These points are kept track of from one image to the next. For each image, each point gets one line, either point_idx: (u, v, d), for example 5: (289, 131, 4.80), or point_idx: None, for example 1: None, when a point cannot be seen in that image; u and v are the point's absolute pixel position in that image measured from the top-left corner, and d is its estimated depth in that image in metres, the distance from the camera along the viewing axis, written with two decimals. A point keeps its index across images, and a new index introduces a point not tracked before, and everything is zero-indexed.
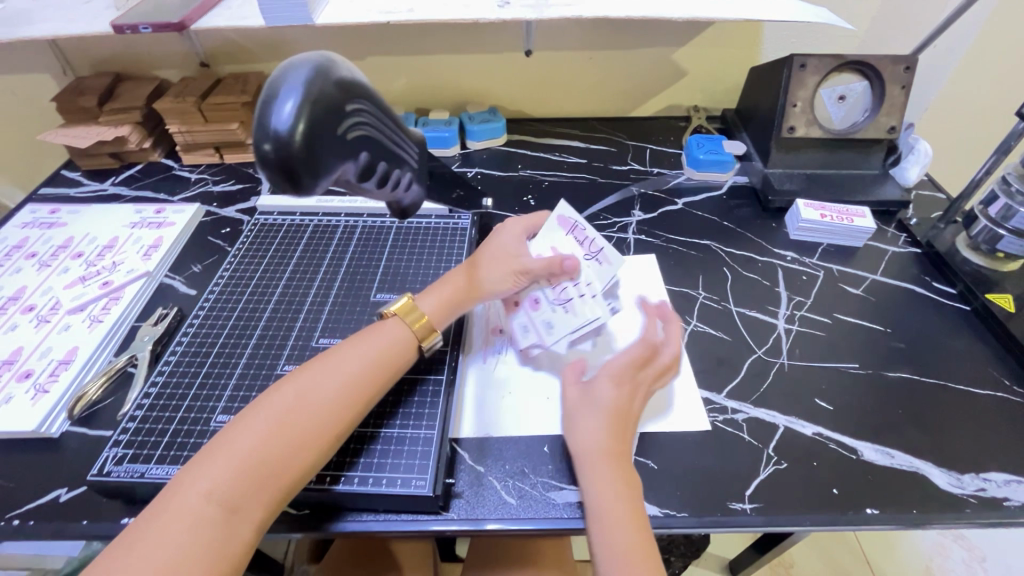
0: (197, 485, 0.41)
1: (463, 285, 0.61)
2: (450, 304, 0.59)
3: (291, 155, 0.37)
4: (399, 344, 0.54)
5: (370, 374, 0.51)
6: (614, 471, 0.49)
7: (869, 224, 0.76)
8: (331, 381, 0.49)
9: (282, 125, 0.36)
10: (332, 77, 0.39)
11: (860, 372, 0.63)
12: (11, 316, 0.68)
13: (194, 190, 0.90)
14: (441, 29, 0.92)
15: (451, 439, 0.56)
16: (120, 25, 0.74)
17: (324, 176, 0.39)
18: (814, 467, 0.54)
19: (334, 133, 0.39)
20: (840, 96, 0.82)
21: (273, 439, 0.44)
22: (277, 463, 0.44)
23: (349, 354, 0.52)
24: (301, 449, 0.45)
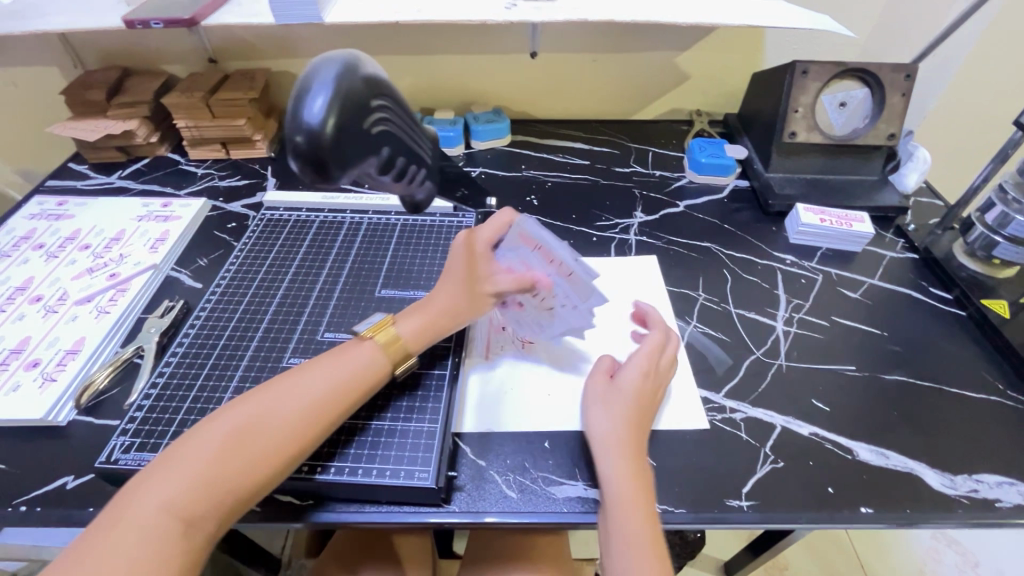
0: (147, 498, 0.40)
1: (444, 309, 0.57)
2: (432, 325, 0.57)
3: (320, 146, 0.41)
4: (372, 367, 0.52)
5: (337, 395, 0.49)
6: (627, 456, 0.50)
7: (867, 229, 0.77)
8: (296, 400, 0.47)
9: (314, 121, 0.40)
10: (359, 74, 0.42)
11: (856, 374, 0.64)
12: (19, 306, 0.69)
13: (200, 185, 0.90)
14: (448, 30, 0.93)
15: (453, 433, 0.57)
16: (132, 20, 0.75)
17: (350, 166, 0.43)
18: (810, 466, 0.55)
19: (360, 127, 0.43)
20: (841, 103, 0.83)
21: (231, 456, 0.43)
22: (232, 481, 0.43)
23: (318, 372, 0.50)
24: (258, 467, 0.44)
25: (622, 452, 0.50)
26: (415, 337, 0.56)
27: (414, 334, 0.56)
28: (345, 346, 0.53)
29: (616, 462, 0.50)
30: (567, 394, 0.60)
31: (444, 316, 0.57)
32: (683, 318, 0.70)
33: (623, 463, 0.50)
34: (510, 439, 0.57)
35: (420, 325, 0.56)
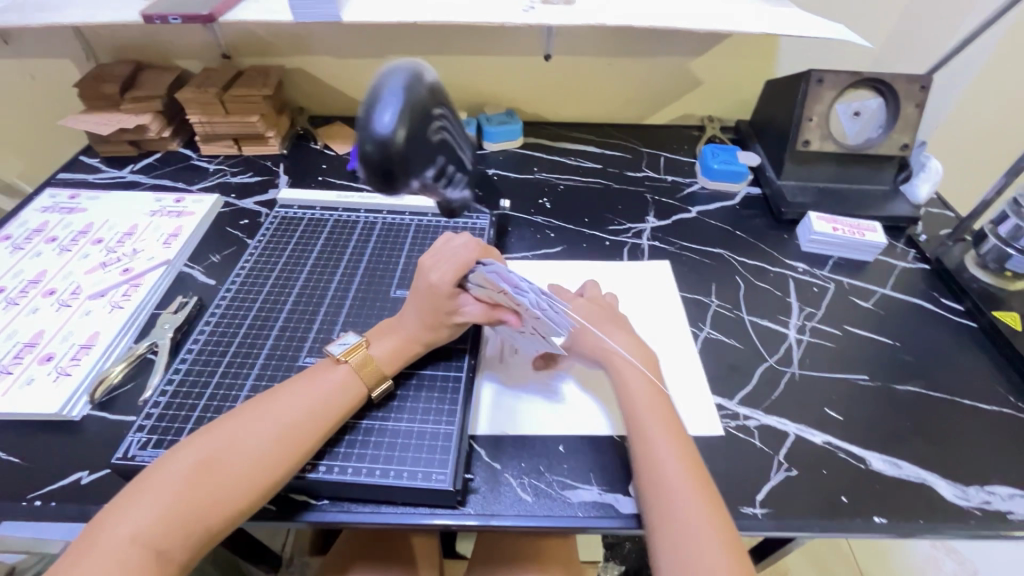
0: (119, 528, 0.42)
1: (410, 338, 0.58)
2: (402, 350, 0.57)
3: (391, 155, 0.41)
4: (343, 390, 0.53)
5: (307, 420, 0.50)
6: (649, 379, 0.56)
7: (880, 239, 0.78)
8: (267, 426, 0.49)
9: (386, 130, 0.40)
10: (424, 85, 0.43)
11: (869, 384, 0.64)
12: (33, 300, 0.68)
13: (212, 181, 0.90)
14: (463, 31, 0.93)
15: (468, 436, 0.57)
16: (150, 15, 0.75)
17: (414, 176, 0.44)
18: (824, 474, 0.55)
19: (423, 136, 0.43)
20: (855, 112, 0.84)
21: (201, 484, 0.45)
22: (202, 508, 0.44)
23: (290, 398, 0.51)
24: (228, 494, 0.45)
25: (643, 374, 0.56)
26: (386, 364, 0.56)
27: (386, 362, 0.56)
28: (318, 370, 0.54)
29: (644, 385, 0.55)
30: (582, 399, 0.60)
31: (413, 342, 0.58)
32: (696, 324, 0.70)
33: (648, 385, 0.55)
34: (525, 443, 0.57)
35: (388, 352, 0.57)
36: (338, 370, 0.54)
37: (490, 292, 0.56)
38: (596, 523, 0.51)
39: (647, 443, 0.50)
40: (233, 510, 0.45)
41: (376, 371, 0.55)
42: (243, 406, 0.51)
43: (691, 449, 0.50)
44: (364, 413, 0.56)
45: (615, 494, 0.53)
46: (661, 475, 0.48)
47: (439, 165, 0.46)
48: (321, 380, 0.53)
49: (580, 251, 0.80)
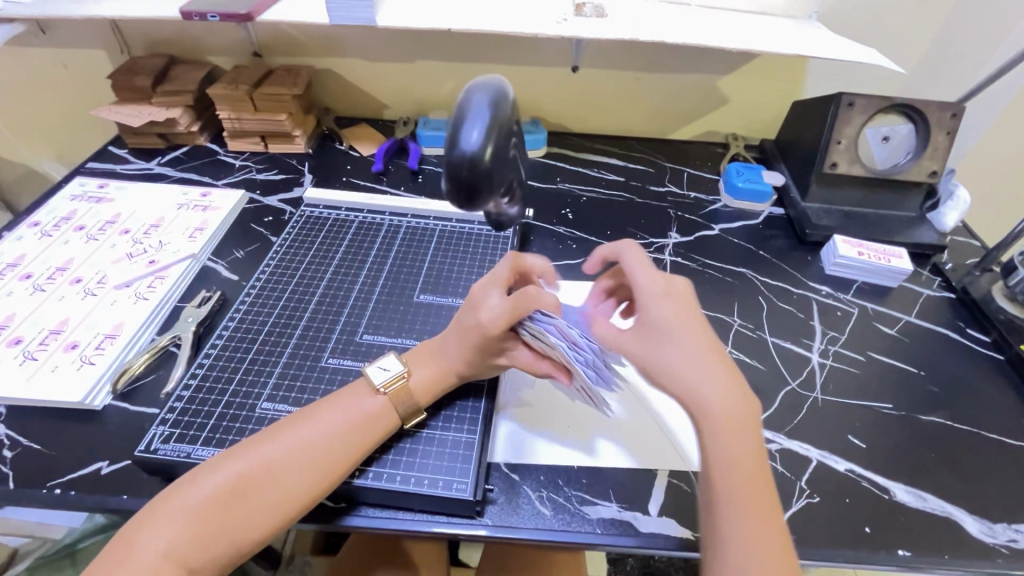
0: (150, 544, 0.42)
1: (449, 372, 0.55)
2: (439, 379, 0.55)
3: (477, 172, 0.41)
4: (376, 415, 0.51)
5: (338, 450, 0.49)
6: (735, 432, 0.46)
7: (906, 266, 0.77)
8: (299, 453, 0.47)
9: (473, 148, 0.40)
10: (507, 103, 0.43)
11: (893, 413, 0.63)
12: (59, 287, 0.69)
13: (238, 177, 0.91)
14: (494, 40, 0.94)
15: (488, 463, 0.55)
16: (188, 12, 0.76)
17: (494, 194, 0.43)
18: (846, 502, 0.55)
19: (506, 154, 0.43)
20: (884, 136, 0.83)
21: (232, 507, 0.44)
22: (231, 532, 0.44)
23: (323, 424, 0.50)
24: (257, 521, 0.45)
25: (732, 428, 0.46)
26: (421, 394, 0.54)
27: (423, 394, 0.54)
28: (353, 392, 0.53)
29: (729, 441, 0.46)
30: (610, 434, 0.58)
31: (450, 376, 0.55)
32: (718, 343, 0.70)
33: (733, 443, 0.46)
34: (547, 457, 0.56)
35: (425, 385, 0.54)
36: (373, 398, 0.52)
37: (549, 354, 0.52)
38: (610, 544, 0.51)
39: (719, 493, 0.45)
40: (258, 537, 0.45)
41: (412, 404, 0.53)
42: (277, 427, 0.50)
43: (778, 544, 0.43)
44: None
45: (634, 512, 0.52)
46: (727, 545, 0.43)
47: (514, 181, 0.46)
48: (355, 405, 0.51)
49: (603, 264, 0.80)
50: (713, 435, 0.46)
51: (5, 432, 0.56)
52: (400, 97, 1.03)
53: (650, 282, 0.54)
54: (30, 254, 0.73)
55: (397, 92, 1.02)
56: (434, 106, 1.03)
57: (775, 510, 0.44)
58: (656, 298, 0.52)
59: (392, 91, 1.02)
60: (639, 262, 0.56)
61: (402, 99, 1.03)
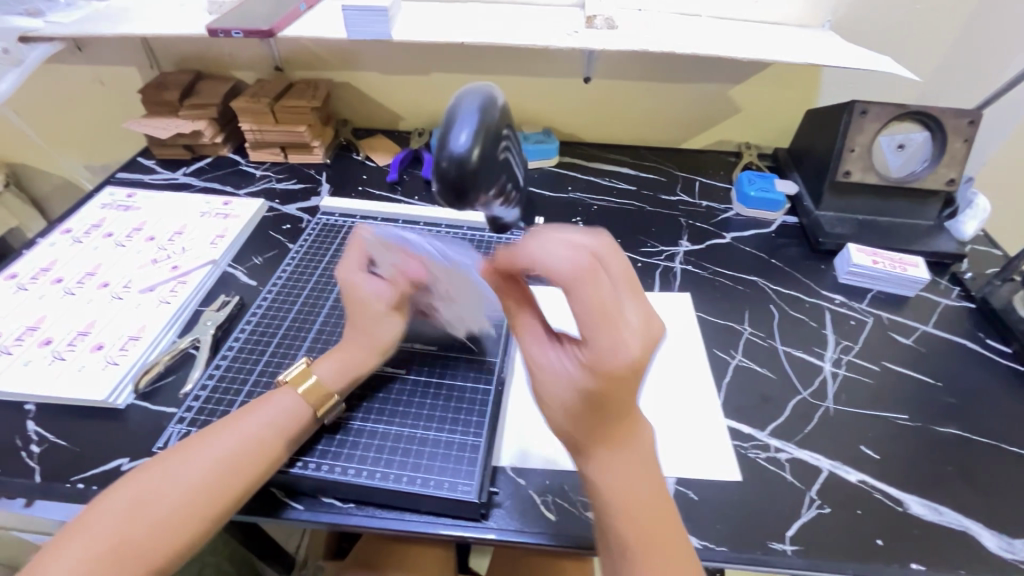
0: (58, 563, 0.42)
1: (350, 344, 0.59)
2: (347, 364, 0.57)
3: (464, 173, 0.42)
4: (292, 415, 0.53)
5: (256, 452, 0.50)
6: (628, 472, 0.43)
7: (923, 275, 0.75)
8: (215, 457, 0.49)
9: (461, 149, 0.42)
10: (496, 109, 0.45)
11: (908, 424, 0.62)
12: (88, 290, 0.72)
13: (259, 186, 0.94)
14: (507, 52, 0.96)
15: (493, 466, 0.56)
16: (215, 29, 0.80)
17: (479, 194, 0.45)
18: (858, 514, 0.54)
19: (494, 156, 0.45)
20: (900, 144, 0.82)
21: (142, 516, 0.45)
22: (139, 544, 0.44)
23: (240, 429, 0.51)
24: (168, 528, 0.45)
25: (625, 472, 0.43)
26: (328, 381, 0.56)
27: (335, 381, 0.56)
28: (266, 400, 0.54)
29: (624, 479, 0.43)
30: None
31: (354, 358, 0.58)
32: (728, 351, 0.69)
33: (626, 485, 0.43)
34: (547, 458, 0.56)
35: (335, 369, 0.56)
36: (283, 394, 0.54)
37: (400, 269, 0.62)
38: None
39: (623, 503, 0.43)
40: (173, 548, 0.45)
41: (324, 391, 0.55)
42: (193, 437, 0.51)
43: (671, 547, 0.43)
44: (393, 419, 0.57)
45: None
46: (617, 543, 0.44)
47: (504, 185, 0.48)
48: (270, 407, 0.53)
49: None
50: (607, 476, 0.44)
51: (33, 428, 0.59)
52: (415, 109, 1.05)
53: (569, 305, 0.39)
54: (61, 259, 0.77)
55: (413, 104, 1.05)
56: None
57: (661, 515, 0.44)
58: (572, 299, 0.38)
59: (408, 103, 1.05)
60: (570, 271, 0.38)
61: (418, 111, 1.06)
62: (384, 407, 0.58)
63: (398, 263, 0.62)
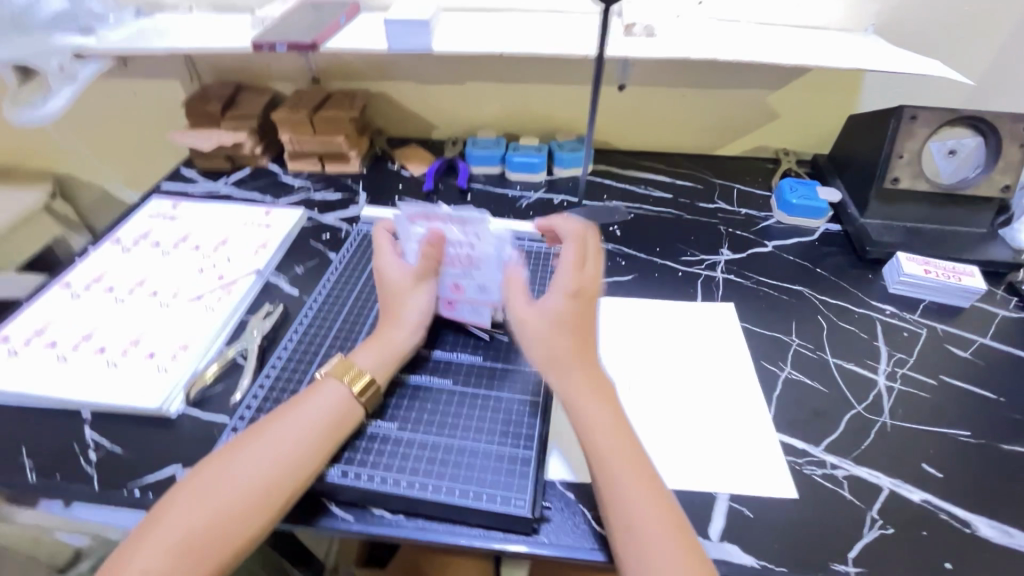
0: (132, 563, 0.42)
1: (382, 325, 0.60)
2: (382, 349, 0.58)
3: None
4: (336, 406, 0.53)
5: (305, 444, 0.50)
6: (621, 451, 0.50)
7: (979, 284, 0.73)
8: (266, 450, 0.49)
9: None
10: None
11: (971, 440, 0.59)
12: (139, 299, 0.74)
13: (297, 196, 0.96)
14: (542, 61, 0.96)
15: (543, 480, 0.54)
16: (260, 43, 0.81)
17: None
18: (923, 536, 0.52)
19: None
20: (950, 150, 0.79)
21: (199, 511, 0.45)
22: (202, 538, 0.44)
23: (287, 422, 0.51)
24: (227, 523, 0.45)
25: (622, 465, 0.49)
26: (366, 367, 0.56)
27: (373, 368, 0.56)
28: (310, 392, 0.54)
29: (628, 486, 0.48)
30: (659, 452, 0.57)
31: (391, 341, 0.59)
32: (776, 363, 0.68)
33: (618, 449, 0.50)
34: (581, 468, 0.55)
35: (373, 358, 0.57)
36: (322, 384, 0.55)
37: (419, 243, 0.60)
38: None
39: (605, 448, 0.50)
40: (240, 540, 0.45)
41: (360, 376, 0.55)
42: (242, 435, 0.51)
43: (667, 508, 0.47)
44: (442, 431, 0.56)
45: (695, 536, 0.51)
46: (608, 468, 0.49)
47: None
48: (314, 400, 0.53)
49: (653, 281, 0.79)
50: (605, 465, 0.49)
51: (91, 435, 0.60)
52: (449, 118, 1.06)
53: (552, 343, 0.54)
54: (112, 268, 0.79)
55: (446, 114, 1.06)
56: (482, 127, 1.06)
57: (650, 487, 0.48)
58: (559, 293, 0.56)
59: (442, 112, 1.05)
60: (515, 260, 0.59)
61: (451, 120, 1.06)
62: (433, 418, 0.58)
63: (413, 233, 0.60)
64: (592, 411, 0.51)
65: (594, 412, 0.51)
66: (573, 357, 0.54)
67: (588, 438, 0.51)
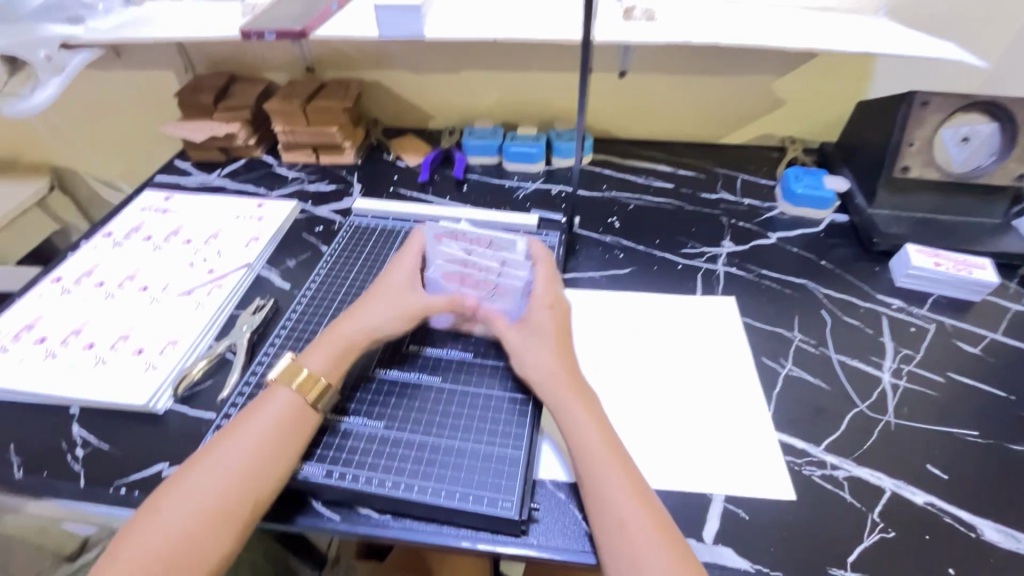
0: None
1: (344, 319, 0.58)
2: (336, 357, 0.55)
3: None
4: (289, 415, 0.51)
5: (260, 457, 0.48)
6: (609, 451, 0.49)
7: (991, 278, 0.70)
8: (221, 468, 0.47)
9: None
10: None
11: (979, 441, 0.57)
12: (128, 294, 0.73)
13: (291, 188, 0.94)
14: (539, 47, 0.93)
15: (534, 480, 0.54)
16: (247, 31, 0.79)
17: None
18: (926, 540, 0.50)
19: None
20: (963, 137, 0.76)
21: (159, 535, 0.44)
22: (169, 562, 0.43)
23: (239, 437, 0.49)
24: (192, 542, 0.44)
25: (608, 466, 0.48)
26: (316, 370, 0.54)
27: (324, 371, 0.54)
28: (263, 400, 0.52)
29: (616, 485, 0.47)
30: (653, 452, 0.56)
31: (348, 344, 0.56)
32: (777, 359, 0.66)
33: (606, 451, 0.49)
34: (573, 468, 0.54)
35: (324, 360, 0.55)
36: (274, 394, 0.52)
37: (449, 263, 0.60)
38: None
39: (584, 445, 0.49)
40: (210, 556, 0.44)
41: (311, 381, 0.53)
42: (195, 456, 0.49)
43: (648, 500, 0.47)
44: (430, 430, 0.55)
45: (688, 539, 0.50)
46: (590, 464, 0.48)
47: None
48: (269, 407, 0.51)
49: (652, 274, 0.77)
50: (591, 466, 0.48)
51: (78, 432, 0.59)
52: (445, 107, 1.04)
53: (548, 360, 0.55)
54: (102, 262, 0.78)
55: (443, 103, 1.03)
56: (479, 116, 1.04)
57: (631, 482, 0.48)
58: (541, 305, 0.58)
59: (438, 101, 1.03)
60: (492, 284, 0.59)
61: (447, 109, 1.04)
62: (420, 417, 0.56)
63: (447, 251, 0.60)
64: (578, 419, 0.51)
65: (579, 417, 0.51)
66: (563, 373, 0.54)
67: (575, 444, 0.50)
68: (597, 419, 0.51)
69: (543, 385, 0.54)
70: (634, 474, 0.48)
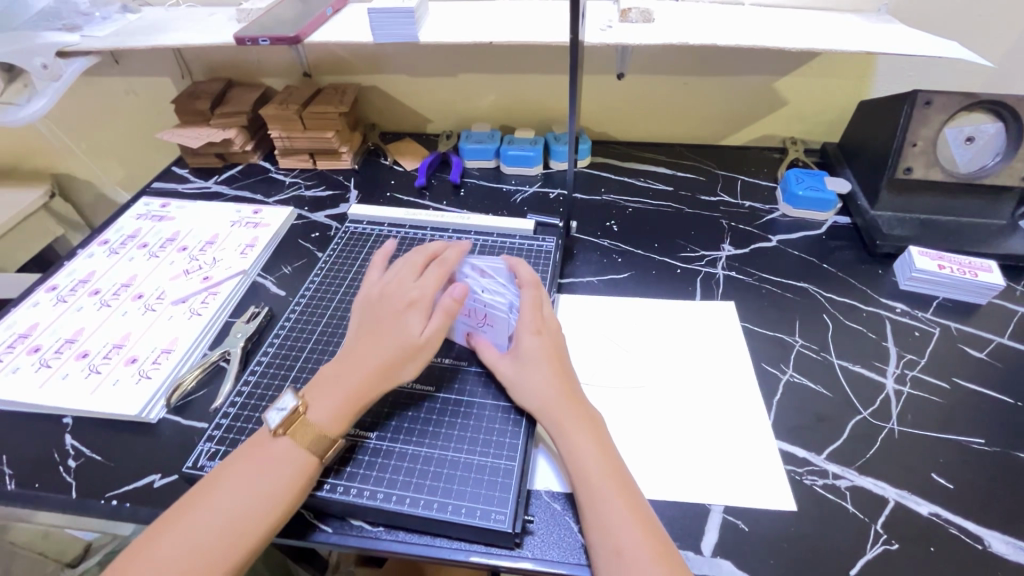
0: None
1: (351, 363, 0.53)
2: (339, 405, 0.51)
3: None
4: (288, 466, 0.48)
5: (252, 504, 0.46)
6: (610, 475, 0.48)
7: (997, 280, 0.69)
8: (209, 513, 0.45)
9: None
10: None
11: (985, 449, 0.56)
12: (123, 302, 0.73)
13: (288, 194, 0.94)
14: (536, 49, 0.92)
15: (527, 490, 0.53)
16: (241, 37, 0.79)
17: None
18: (931, 552, 0.49)
19: None
20: (968, 137, 0.74)
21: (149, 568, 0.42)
22: None
23: (234, 482, 0.47)
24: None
25: (608, 491, 0.47)
26: (322, 423, 0.50)
27: (326, 421, 0.50)
28: (268, 445, 0.49)
29: (618, 514, 0.46)
30: (651, 462, 0.55)
31: (362, 391, 0.52)
32: (778, 365, 0.64)
33: (604, 473, 0.48)
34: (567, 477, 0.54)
35: (326, 407, 0.50)
36: (276, 444, 0.49)
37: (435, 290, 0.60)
38: None
39: (582, 469, 0.48)
40: None
41: (319, 438, 0.49)
42: (185, 496, 0.47)
43: (652, 528, 0.45)
44: (423, 440, 0.54)
45: (687, 551, 0.49)
46: (588, 487, 0.47)
47: None
48: (274, 456, 0.48)
49: (650, 278, 0.76)
50: (590, 492, 0.47)
51: (71, 442, 0.59)
52: (443, 111, 1.03)
53: (543, 388, 0.53)
54: (99, 271, 0.78)
55: (440, 108, 1.03)
56: (477, 120, 1.03)
57: (636, 508, 0.46)
58: (529, 332, 0.56)
59: (436, 106, 1.03)
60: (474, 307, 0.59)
61: (446, 113, 1.04)
62: (413, 427, 0.55)
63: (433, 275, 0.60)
64: (574, 442, 0.50)
65: (579, 437, 0.50)
66: (561, 397, 0.53)
67: (574, 468, 0.49)
68: (597, 442, 0.50)
69: (542, 413, 0.53)
70: (635, 499, 0.47)
